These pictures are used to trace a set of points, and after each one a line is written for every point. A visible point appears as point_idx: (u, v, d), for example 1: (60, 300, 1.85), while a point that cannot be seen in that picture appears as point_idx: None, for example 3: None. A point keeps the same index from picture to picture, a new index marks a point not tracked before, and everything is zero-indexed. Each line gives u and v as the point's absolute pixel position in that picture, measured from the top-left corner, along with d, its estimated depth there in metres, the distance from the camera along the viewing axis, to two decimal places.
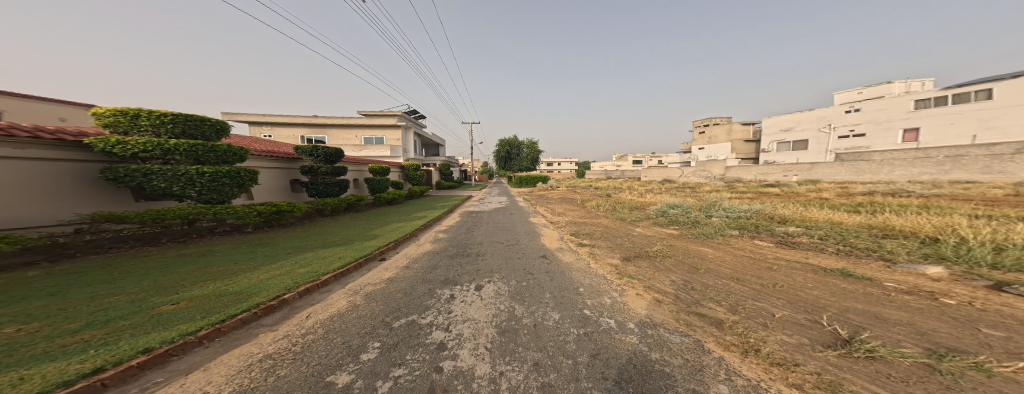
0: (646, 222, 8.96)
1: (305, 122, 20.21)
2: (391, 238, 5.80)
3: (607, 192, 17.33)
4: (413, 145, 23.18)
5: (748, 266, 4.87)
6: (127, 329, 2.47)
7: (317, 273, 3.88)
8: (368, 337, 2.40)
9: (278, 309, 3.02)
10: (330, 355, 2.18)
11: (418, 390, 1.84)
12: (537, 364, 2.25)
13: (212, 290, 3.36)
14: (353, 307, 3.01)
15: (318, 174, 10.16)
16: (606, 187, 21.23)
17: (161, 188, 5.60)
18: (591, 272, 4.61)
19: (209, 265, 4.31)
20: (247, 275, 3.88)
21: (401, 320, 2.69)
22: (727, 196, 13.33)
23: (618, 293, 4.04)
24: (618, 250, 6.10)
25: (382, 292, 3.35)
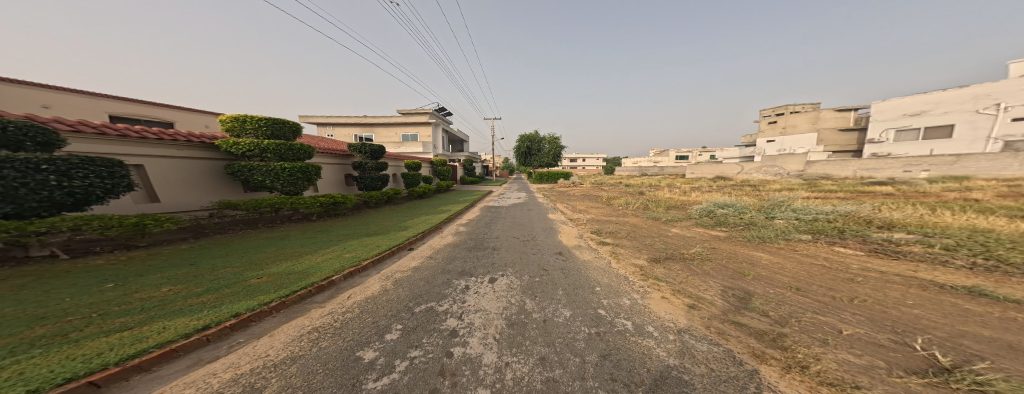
0: (685, 222, 8.35)
1: (353, 121, 22.04)
2: (418, 230, 6.19)
3: (641, 190, 16.38)
4: (441, 141, 24.13)
5: (818, 276, 4.32)
6: (230, 295, 3.03)
7: (359, 258, 4.33)
8: (393, 319, 2.64)
9: (329, 287, 3.45)
10: (363, 332, 2.45)
11: (429, 372, 1.99)
12: (544, 359, 2.30)
13: (285, 268, 3.90)
14: (384, 290, 3.32)
15: (366, 169, 11.08)
16: (640, 185, 20.09)
17: (259, 182, 6.71)
18: (610, 271, 4.47)
19: (284, 247, 5.01)
20: (308, 257, 4.45)
21: (420, 306, 2.90)
22: (800, 196, 11.63)
23: (639, 294, 3.89)
24: (645, 250, 5.82)
25: (408, 279, 3.63)
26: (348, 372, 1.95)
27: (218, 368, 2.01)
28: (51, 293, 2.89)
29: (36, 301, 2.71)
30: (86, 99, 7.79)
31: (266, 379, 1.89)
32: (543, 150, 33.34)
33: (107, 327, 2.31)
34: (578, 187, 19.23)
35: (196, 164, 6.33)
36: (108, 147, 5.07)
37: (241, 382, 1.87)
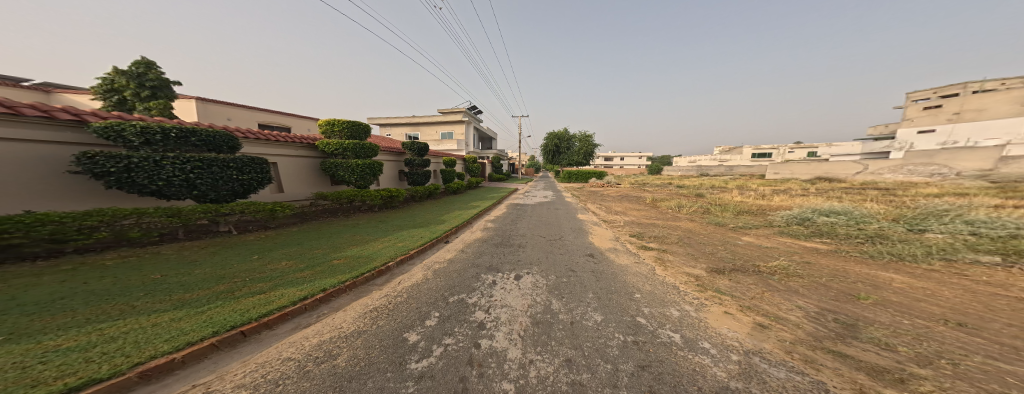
0: (764, 231, 7.07)
1: (405, 121, 24.45)
2: (451, 224, 6.57)
3: (699, 192, 14.46)
4: (472, 139, 25.33)
5: (1007, 312, 3.14)
6: (321, 272, 3.54)
7: (406, 248, 4.80)
8: (432, 307, 2.84)
9: (384, 272, 3.81)
10: (409, 316, 2.65)
11: (459, 360, 2.10)
12: (570, 361, 2.21)
13: (356, 252, 4.54)
14: (426, 280, 3.56)
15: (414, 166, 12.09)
16: (697, 186, 17.78)
17: (340, 176, 7.99)
18: (651, 279, 4.05)
19: (357, 234, 5.76)
20: (371, 244, 5.08)
21: (452, 297, 3.07)
22: (974, 204, 8.53)
23: (693, 307, 3.44)
24: (702, 259, 5.13)
25: (445, 270, 3.89)
26: (396, 352, 2.12)
27: (314, 332, 2.30)
28: (226, 259, 3.81)
29: (219, 264, 3.58)
30: (244, 111, 10.81)
31: (342, 348, 2.11)
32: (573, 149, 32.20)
33: (248, 290, 2.85)
34: (621, 187, 18.02)
35: (305, 161, 7.88)
36: (256, 147, 6.59)
37: (323, 349, 2.10)
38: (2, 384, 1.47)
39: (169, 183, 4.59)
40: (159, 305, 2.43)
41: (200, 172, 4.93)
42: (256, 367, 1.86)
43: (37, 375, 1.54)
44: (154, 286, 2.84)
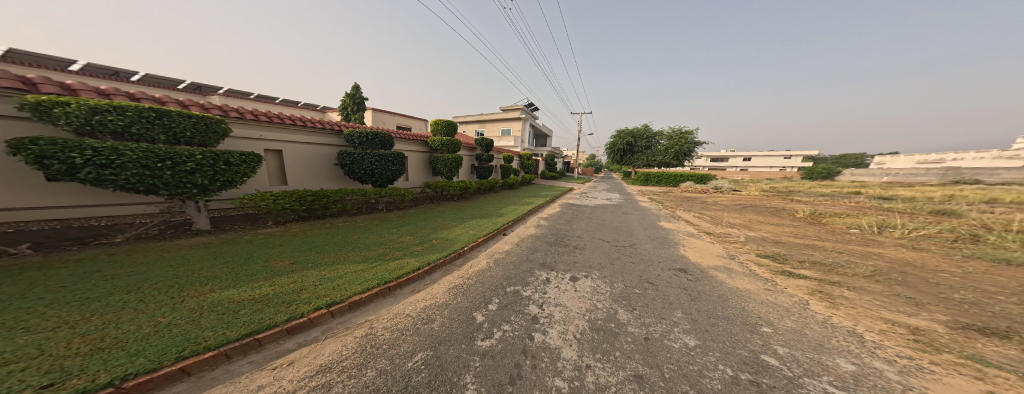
0: None
1: (475, 119, 25.42)
2: (507, 218, 6.72)
3: (902, 208, 9.22)
4: (529, 137, 25.10)
5: None
6: (427, 247, 4.40)
7: (477, 234, 5.21)
8: (495, 293, 3.14)
9: (461, 254, 4.29)
10: (478, 296, 3.08)
11: (515, 347, 2.33)
12: (639, 377, 2.01)
13: (444, 234, 5.17)
14: (493, 267, 3.89)
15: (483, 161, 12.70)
16: (897, 197, 11.33)
17: (442, 169, 9.56)
18: (805, 317, 2.73)
19: (446, 218, 6.52)
20: (458, 227, 5.78)
21: (509, 287, 3.30)
22: None
23: (893, 366, 2.12)
24: (937, 307, 3.08)
25: (506, 260, 4.15)
26: (467, 327, 2.56)
27: (419, 299, 2.99)
28: (380, 229, 5.24)
29: (376, 233, 4.98)
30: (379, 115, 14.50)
31: (435, 316, 2.71)
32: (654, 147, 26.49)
33: (390, 255, 3.95)
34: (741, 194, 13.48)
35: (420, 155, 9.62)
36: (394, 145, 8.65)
37: (426, 313, 2.77)
38: (309, 292, 2.81)
39: (364, 171, 7.01)
40: (355, 257, 3.79)
41: (377, 163, 7.14)
42: (392, 317, 2.66)
43: (319, 291, 2.84)
44: (353, 243, 4.33)
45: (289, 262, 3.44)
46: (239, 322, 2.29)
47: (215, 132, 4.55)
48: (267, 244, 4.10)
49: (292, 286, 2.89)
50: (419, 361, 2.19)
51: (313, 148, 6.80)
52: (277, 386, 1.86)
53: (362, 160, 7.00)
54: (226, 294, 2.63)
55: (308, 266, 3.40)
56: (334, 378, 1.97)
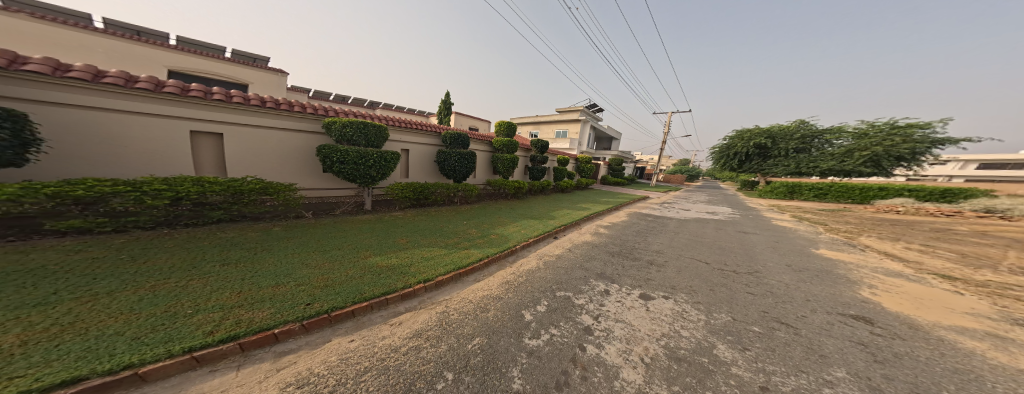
0: None
1: (529, 120, 24.93)
2: (560, 222, 6.99)
3: None
4: (588, 138, 23.13)
5: None
6: (487, 241, 4.73)
7: (526, 235, 5.28)
8: (545, 295, 3.38)
9: (514, 251, 4.54)
10: (531, 295, 3.28)
11: (563, 354, 2.42)
12: None
13: (500, 231, 5.43)
14: (543, 270, 4.12)
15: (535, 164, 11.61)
16: None
17: (505, 169, 9.08)
18: None
19: (503, 216, 6.63)
20: (514, 225, 5.94)
21: (560, 291, 3.55)
22: None
23: None
24: None
25: (556, 265, 4.37)
26: (515, 322, 2.82)
27: (481, 288, 3.32)
28: (450, 220, 5.96)
29: (447, 224, 5.65)
30: (459, 118, 16.60)
31: (490, 306, 2.96)
32: (822, 152, 18.12)
33: (458, 244, 4.53)
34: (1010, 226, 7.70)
35: (488, 154, 9.61)
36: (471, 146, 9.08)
37: (481, 303, 3.01)
38: (419, 268, 3.70)
39: (450, 169, 7.73)
40: (441, 242, 4.57)
41: (456, 162, 7.70)
42: (460, 300, 3.05)
43: (422, 268, 3.68)
44: (437, 231, 5.17)
45: (405, 240, 4.63)
46: (379, 284, 3.31)
47: (384, 137, 6.66)
48: (393, 224, 5.55)
49: (408, 260, 3.91)
50: (477, 344, 2.52)
51: (423, 148, 8.03)
52: (392, 339, 2.54)
53: (449, 159, 7.65)
54: (379, 261, 3.90)
55: (417, 245, 4.46)
56: (421, 342, 2.51)
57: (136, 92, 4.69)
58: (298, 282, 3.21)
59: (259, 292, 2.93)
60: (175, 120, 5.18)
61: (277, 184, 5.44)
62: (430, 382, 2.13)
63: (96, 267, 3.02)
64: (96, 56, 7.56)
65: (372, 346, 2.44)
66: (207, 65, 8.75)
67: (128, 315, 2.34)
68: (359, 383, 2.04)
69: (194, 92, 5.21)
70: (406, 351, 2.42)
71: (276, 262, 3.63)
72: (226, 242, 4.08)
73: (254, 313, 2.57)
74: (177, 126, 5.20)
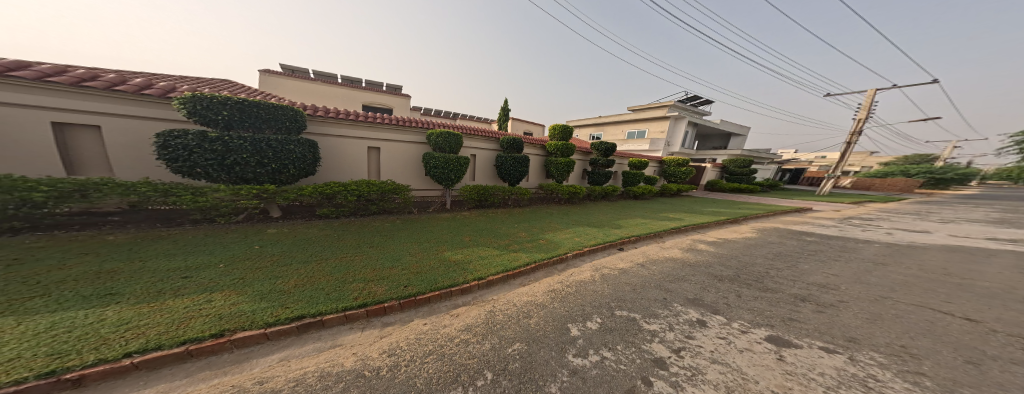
0: None
1: (591, 121, 22.66)
2: (626, 232, 6.17)
3: None
4: (678, 138, 19.10)
5: None
6: (534, 246, 4.57)
7: (581, 243, 4.85)
8: (597, 312, 3.13)
9: (564, 259, 4.23)
10: (574, 310, 3.06)
11: (617, 382, 2.21)
12: None
13: (551, 236, 5.15)
14: (594, 282, 3.72)
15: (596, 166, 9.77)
16: None
17: (557, 173, 8.43)
18: None
19: (552, 221, 6.25)
20: (565, 230, 5.54)
21: (618, 310, 3.26)
22: None
23: None
24: None
25: (616, 280, 3.95)
26: (562, 336, 2.69)
27: (526, 292, 3.25)
28: (504, 221, 6.06)
29: (498, 225, 5.70)
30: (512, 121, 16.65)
31: (534, 313, 2.90)
32: None
33: (507, 246, 4.52)
34: None
35: (541, 158, 9.30)
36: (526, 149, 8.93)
37: (524, 309, 2.95)
38: (480, 266, 3.75)
39: (504, 172, 7.81)
40: (495, 243, 4.61)
41: (511, 166, 7.75)
42: (506, 302, 3.03)
43: (474, 265, 3.75)
44: (490, 231, 5.29)
45: (469, 238, 4.84)
46: (447, 276, 3.43)
47: (457, 143, 7.30)
48: (461, 222, 5.95)
49: (466, 257, 4.00)
50: (516, 350, 2.46)
51: (485, 154, 8.43)
52: (449, 329, 2.63)
53: (506, 163, 7.76)
54: (461, 253, 4.17)
55: (479, 243, 4.62)
56: (469, 337, 2.55)
57: (326, 120, 6.56)
58: (410, 266, 3.70)
59: (395, 271, 3.49)
60: (351, 140, 7.01)
61: (394, 185, 6.31)
62: (470, 379, 2.18)
63: (336, 239, 4.57)
64: (348, 102, 11.46)
65: (435, 332, 2.58)
66: (396, 102, 12.26)
67: (329, 277, 3.28)
68: (420, 365, 2.25)
69: (343, 116, 6.80)
70: (456, 342, 2.50)
71: (397, 247, 4.32)
72: (384, 228, 5.36)
73: (377, 288, 3.08)
74: (362, 144, 7.19)
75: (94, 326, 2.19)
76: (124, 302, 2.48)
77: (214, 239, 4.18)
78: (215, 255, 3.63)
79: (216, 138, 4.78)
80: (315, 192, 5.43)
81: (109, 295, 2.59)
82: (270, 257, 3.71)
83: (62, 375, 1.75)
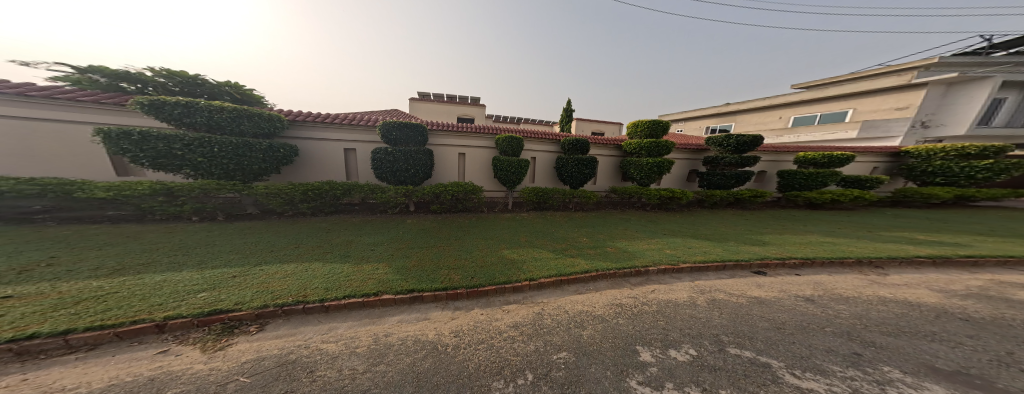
0: None
1: (711, 110, 17.23)
2: (769, 252, 4.22)
3: None
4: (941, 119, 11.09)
5: None
6: (600, 254, 4.01)
7: (678, 258, 3.83)
8: (689, 340, 2.36)
9: (642, 273, 3.49)
10: (646, 332, 2.47)
11: None
12: None
13: (624, 244, 4.37)
14: (693, 305, 2.87)
15: (720, 166, 7.38)
16: None
17: (635, 175, 6.97)
18: None
19: (627, 228, 5.27)
20: (641, 241, 4.54)
21: (726, 345, 2.31)
22: None
23: None
24: None
25: (735, 309, 2.81)
26: (627, 357, 2.19)
27: (582, 301, 2.97)
28: (562, 224, 5.66)
29: (558, 229, 5.35)
30: (586, 124, 15.33)
31: (589, 324, 2.59)
32: None
33: (566, 251, 4.19)
34: None
35: (615, 159, 8.03)
36: (603, 152, 7.89)
37: (577, 319, 2.68)
38: (539, 269, 3.60)
39: (565, 175, 7.15)
40: (549, 247, 4.39)
41: (573, 167, 7.03)
42: (558, 307, 2.87)
43: (530, 268, 3.66)
44: (547, 234, 5.05)
45: (524, 239, 4.78)
46: (503, 273, 3.56)
47: (518, 145, 6.90)
48: (521, 223, 5.77)
49: (522, 257, 4.02)
50: (562, 358, 2.24)
51: (546, 156, 7.93)
52: (501, 323, 2.72)
53: (567, 165, 7.07)
54: (529, 255, 4.09)
55: (535, 244, 4.52)
56: (516, 336, 2.53)
57: None
58: (484, 259, 3.97)
59: (468, 262, 3.87)
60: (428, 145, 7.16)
61: (468, 185, 6.47)
62: (513, 374, 2.14)
63: (452, 231, 5.23)
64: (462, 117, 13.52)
65: (487, 325, 2.70)
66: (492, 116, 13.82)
67: (438, 261, 3.91)
68: (473, 351, 2.39)
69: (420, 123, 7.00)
70: (505, 338, 2.53)
71: (468, 242, 4.63)
72: (483, 223, 5.82)
73: (455, 276, 3.49)
74: (453, 151, 7.44)
75: (342, 276, 3.41)
76: (351, 263, 3.77)
77: (386, 225, 5.44)
78: (390, 234, 4.92)
79: (389, 151, 6.15)
80: (437, 189, 6.20)
81: (347, 256, 3.97)
82: (412, 239, 4.73)
83: (323, 303, 2.92)
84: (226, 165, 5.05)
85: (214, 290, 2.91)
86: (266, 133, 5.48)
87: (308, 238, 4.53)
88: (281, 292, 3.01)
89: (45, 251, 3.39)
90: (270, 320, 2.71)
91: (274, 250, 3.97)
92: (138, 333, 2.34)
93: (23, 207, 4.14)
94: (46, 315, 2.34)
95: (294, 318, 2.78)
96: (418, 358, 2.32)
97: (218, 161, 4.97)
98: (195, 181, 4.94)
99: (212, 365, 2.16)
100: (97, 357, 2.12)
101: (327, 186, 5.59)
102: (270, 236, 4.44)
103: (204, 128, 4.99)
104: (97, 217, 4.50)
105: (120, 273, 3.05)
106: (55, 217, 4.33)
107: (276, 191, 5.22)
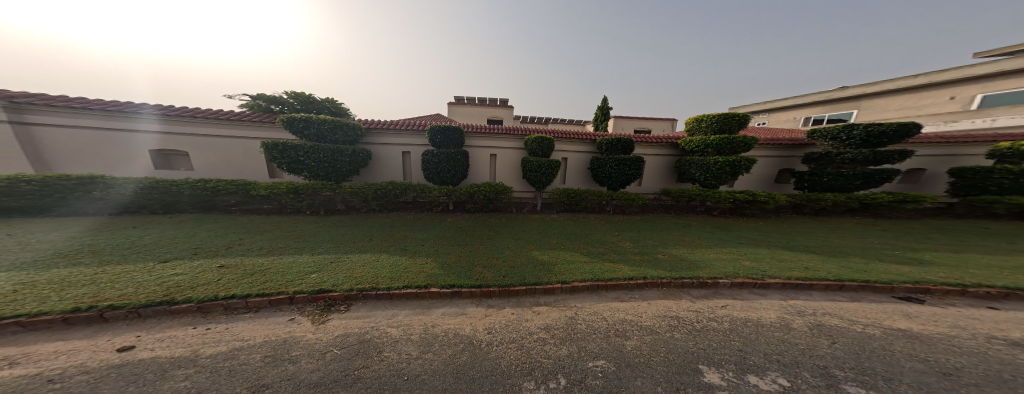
0: None
1: (813, 95, 13.48)
2: (919, 273, 3.00)
3: None
4: None
5: None
6: (648, 260, 3.56)
7: (761, 272, 3.09)
8: (778, 368, 1.84)
9: (706, 286, 2.95)
10: (713, 351, 2.03)
11: None
12: None
13: (682, 252, 3.76)
14: (786, 329, 2.24)
15: (835, 165, 5.74)
16: None
17: (699, 176, 6.01)
18: None
19: (685, 234, 4.52)
20: (703, 249, 3.84)
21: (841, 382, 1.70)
22: None
23: None
24: None
25: (860, 342, 2.06)
26: (685, 376, 1.85)
27: (625, 309, 2.68)
28: (598, 226, 5.28)
29: (596, 231, 4.99)
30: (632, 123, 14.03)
31: (634, 335, 2.31)
32: None
33: (605, 255, 3.87)
34: None
35: (668, 158, 7.14)
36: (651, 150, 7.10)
37: (619, 328, 2.43)
38: (574, 273, 3.41)
39: (604, 176, 6.66)
40: (585, 250, 4.15)
41: (614, 168, 6.51)
42: (595, 314, 2.65)
43: (564, 271, 3.50)
44: (579, 236, 4.79)
45: (554, 241, 4.65)
46: (536, 273, 3.53)
47: (549, 146, 6.90)
48: (550, 225, 5.62)
49: (554, 258, 3.91)
50: (599, 367, 2.04)
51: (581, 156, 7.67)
52: (533, 323, 2.68)
53: (605, 165, 6.59)
54: (565, 257, 3.94)
55: (566, 246, 4.35)
56: (548, 338, 2.44)
57: None
58: (518, 259, 4.02)
59: (500, 261, 3.99)
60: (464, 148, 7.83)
61: (499, 185, 6.81)
62: (544, 377, 2.05)
63: (490, 230, 5.50)
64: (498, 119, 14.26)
65: (518, 325, 2.71)
66: None
67: (478, 258, 4.16)
68: (505, 349, 2.40)
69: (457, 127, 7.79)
70: (535, 339, 2.48)
71: (501, 241, 4.80)
72: (517, 223, 5.93)
73: (490, 274, 3.64)
74: (486, 152, 7.91)
75: (402, 268, 3.98)
76: (409, 256, 4.38)
77: (432, 222, 6.12)
78: (439, 232, 5.50)
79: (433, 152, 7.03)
80: (472, 189, 6.68)
81: (405, 249, 4.63)
82: (455, 237, 5.17)
83: (388, 290, 3.45)
84: (327, 167, 6.62)
85: (321, 273, 3.81)
86: (351, 140, 7.08)
87: (378, 232, 5.48)
88: (361, 278, 3.72)
89: (233, 234, 5.03)
90: (354, 302, 3.37)
91: (357, 242, 4.94)
92: (279, 303, 3.24)
93: (227, 202, 6.33)
94: (238, 282, 3.48)
95: (369, 302, 3.37)
96: (456, 350, 2.46)
97: (323, 164, 6.54)
98: (310, 182, 6.56)
99: (318, 334, 2.77)
100: (259, 318, 3.02)
101: (389, 186, 6.71)
102: (355, 230, 5.55)
103: (315, 139, 6.68)
104: (260, 210, 6.51)
105: (273, 253, 4.33)
106: (241, 209, 6.47)
107: (354, 191, 6.50)
